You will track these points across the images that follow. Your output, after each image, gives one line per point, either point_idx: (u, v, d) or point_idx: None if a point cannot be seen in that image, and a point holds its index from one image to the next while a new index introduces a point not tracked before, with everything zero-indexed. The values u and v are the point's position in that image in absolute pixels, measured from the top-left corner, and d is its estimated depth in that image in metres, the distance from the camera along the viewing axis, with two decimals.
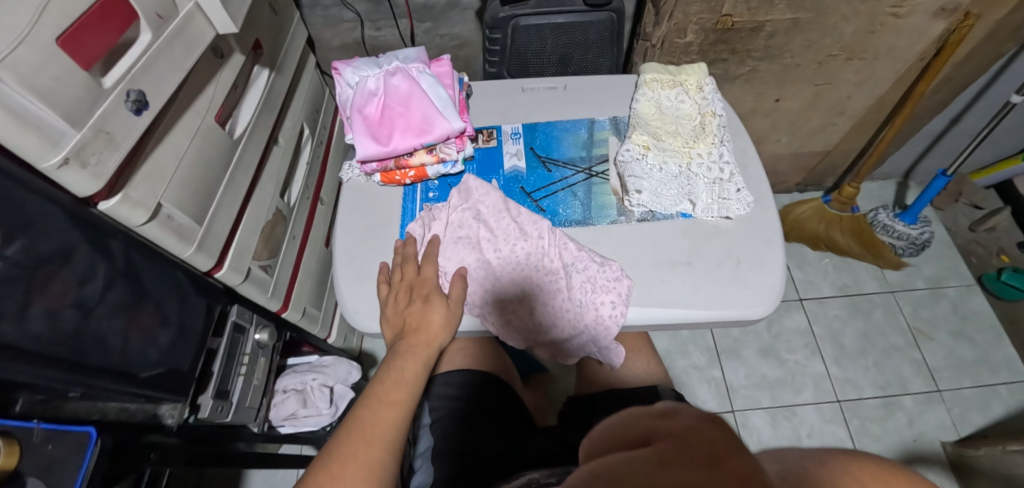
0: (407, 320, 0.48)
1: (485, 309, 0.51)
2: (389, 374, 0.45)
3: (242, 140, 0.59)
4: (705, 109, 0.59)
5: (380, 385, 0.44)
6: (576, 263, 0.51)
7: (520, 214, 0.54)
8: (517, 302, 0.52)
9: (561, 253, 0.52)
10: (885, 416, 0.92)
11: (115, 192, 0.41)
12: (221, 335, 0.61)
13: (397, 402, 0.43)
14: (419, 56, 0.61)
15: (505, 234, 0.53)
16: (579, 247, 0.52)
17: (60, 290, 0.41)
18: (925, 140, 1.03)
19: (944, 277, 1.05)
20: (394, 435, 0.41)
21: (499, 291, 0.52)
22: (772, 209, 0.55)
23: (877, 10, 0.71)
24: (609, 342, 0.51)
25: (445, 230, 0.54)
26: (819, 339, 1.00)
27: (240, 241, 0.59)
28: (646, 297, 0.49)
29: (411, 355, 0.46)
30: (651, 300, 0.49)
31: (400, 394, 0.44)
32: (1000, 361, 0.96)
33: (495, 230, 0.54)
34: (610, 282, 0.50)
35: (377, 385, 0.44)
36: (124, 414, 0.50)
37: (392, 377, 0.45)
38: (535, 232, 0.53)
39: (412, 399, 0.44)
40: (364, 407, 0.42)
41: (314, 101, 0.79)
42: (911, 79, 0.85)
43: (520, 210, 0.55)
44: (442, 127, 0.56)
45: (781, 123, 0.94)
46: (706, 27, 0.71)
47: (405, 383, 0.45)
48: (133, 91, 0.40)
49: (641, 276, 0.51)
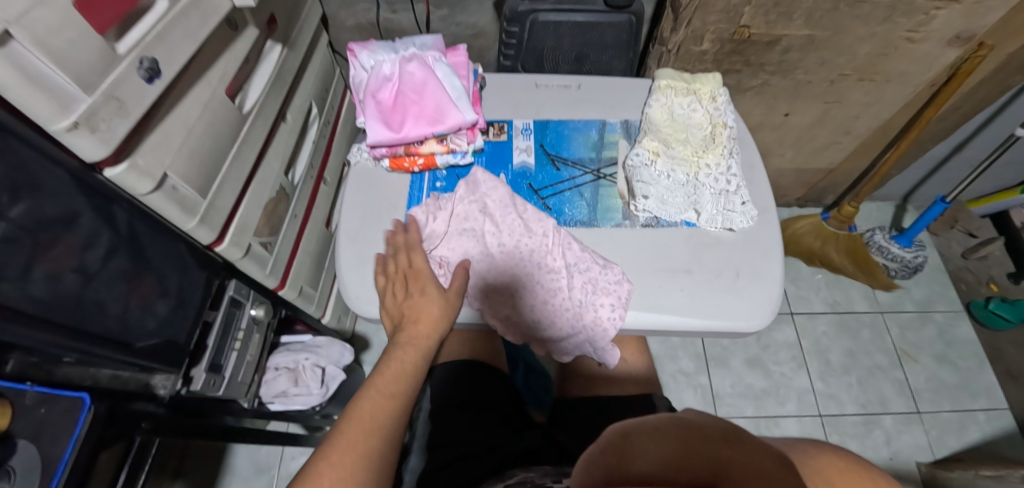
0: (405, 312, 0.49)
1: (484, 304, 0.52)
2: (388, 366, 0.45)
3: (251, 115, 0.58)
4: (716, 119, 0.58)
5: (378, 376, 0.44)
6: (579, 264, 0.52)
7: (526, 210, 0.55)
8: (518, 297, 0.52)
9: (564, 252, 0.52)
10: (864, 433, 0.94)
11: (122, 159, 0.41)
12: (218, 309, 0.61)
13: (393, 393, 0.43)
14: (436, 44, 0.61)
15: (510, 229, 0.54)
16: (583, 248, 0.52)
17: (63, 255, 0.41)
18: (927, 165, 1.04)
19: (934, 302, 1.06)
20: (392, 425, 0.42)
21: (500, 287, 0.53)
22: (774, 223, 0.55)
23: (892, 34, 0.71)
24: (606, 343, 0.51)
25: (450, 221, 0.55)
26: (806, 353, 1.02)
27: (242, 216, 0.59)
28: (646, 303, 0.50)
29: (409, 347, 0.47)
30: (650, 306, 0.50)
31: (396, 385, 0.44)
32: (980, 387, 0.98)
33: (500, 224, 0.54)
34: (611, 285, 0.50)
35: (376, 376, 0.44)
36: (116, 381, 0.49)
37: (390, 368, 0.45)
38: (540, 230, 0.53)
39: (410, 390, 0.45)
40: (362, 396, 0.42)
41: (324, 80, 0.79)
42: (919, 104, 0.86)
43: (527, 206, 0.55)
44: (454, 117, 0.56)
45: (788, 138, 0.95)
46: (722, 36, 0.71)
47: (404, 375, 0.45)
48: (147, 59, 0.40)
49: (641, 282, 0.51)
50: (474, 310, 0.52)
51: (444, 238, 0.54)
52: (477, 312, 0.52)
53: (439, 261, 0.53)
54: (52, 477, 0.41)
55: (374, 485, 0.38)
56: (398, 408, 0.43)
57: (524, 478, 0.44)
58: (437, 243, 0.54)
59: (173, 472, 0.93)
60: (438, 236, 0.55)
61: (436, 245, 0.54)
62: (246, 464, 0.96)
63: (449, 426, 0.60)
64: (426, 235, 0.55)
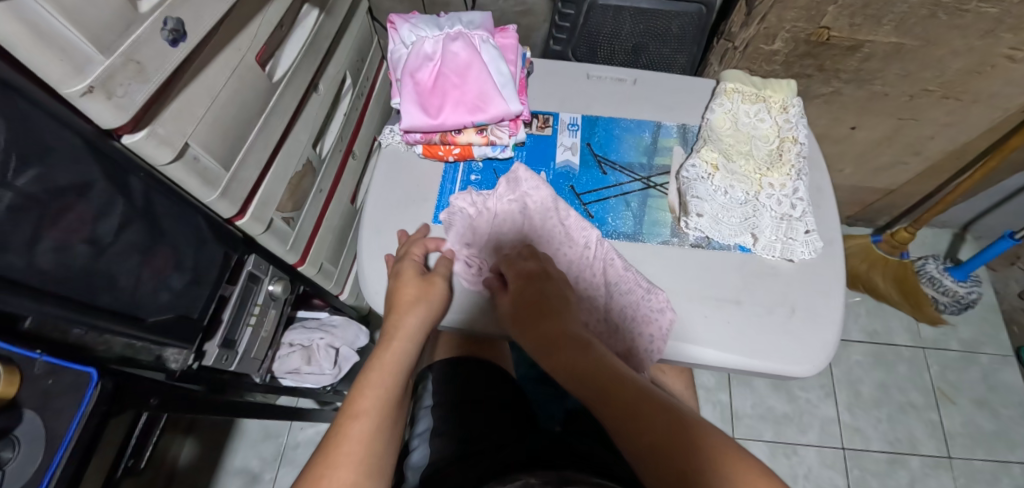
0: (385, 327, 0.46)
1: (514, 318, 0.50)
2: (362, 383, 0.41)
3: (281, 84, 0.55)
4: (785, 133, 0.54)
5: (354, 396, 0.41)
6: (620, 283, 0.48)
7: (569, 216, 0.51)
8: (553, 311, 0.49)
9: (606, 268, 0.49)
10: (887, 472, 0.90)
11: (141, 127, 0.38)
12: (235, 283, 0.59)
13: (363, 412, 0.39)
14: (484, 22, 0.56)
15: (551, 237, 0.51)
16: (627, 265, 0.48)
17: (74, 224, 0.39)
18: (996, 195, 0.96)
19: (980, 343, 1.01)
20: (367, 446, 0.37)
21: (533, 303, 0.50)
22: (839, 257, 0.50)
23: (991, 50, 0.63)
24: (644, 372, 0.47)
25: (491, 222, 0.52)
26: (836, 382, 0.97)
27: (266, 190, 0.56)
28: (689, 333, 0.46)
29: (385, 359, 0.44)
30: (695, 338, 0.46)
31: (368, 403, 0.40)
32: (1020, 439, 0.92)
33: (541, 233, 0.52)
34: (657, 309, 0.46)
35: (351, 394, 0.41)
36: (129, 351, 0.48)
37: (367, 384, 0.41)
38: (582, 241, 0.50)
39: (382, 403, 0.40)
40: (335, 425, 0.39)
41: (360, 49, 0.74)
42: (1004, 130, 0.77)
43: (570, 212, 0.51)
44: (497, 107, 0.51)
45: (849, 152, 0.88)
46: (798, 36, 0.64)
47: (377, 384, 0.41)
48: (171, 19, 0.36)
49: (687, 310, 0.47)
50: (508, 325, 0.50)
51: (484, 239, 0.52)
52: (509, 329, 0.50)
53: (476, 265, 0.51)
54: (53, 455, 0.40)
55: None
56: (381, 423, 0.39)
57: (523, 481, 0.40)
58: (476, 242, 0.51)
59: (187, 428, 0.95)
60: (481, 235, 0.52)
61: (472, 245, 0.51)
62: (256, 428, 0.97)
63: (455, 423, 0.56)
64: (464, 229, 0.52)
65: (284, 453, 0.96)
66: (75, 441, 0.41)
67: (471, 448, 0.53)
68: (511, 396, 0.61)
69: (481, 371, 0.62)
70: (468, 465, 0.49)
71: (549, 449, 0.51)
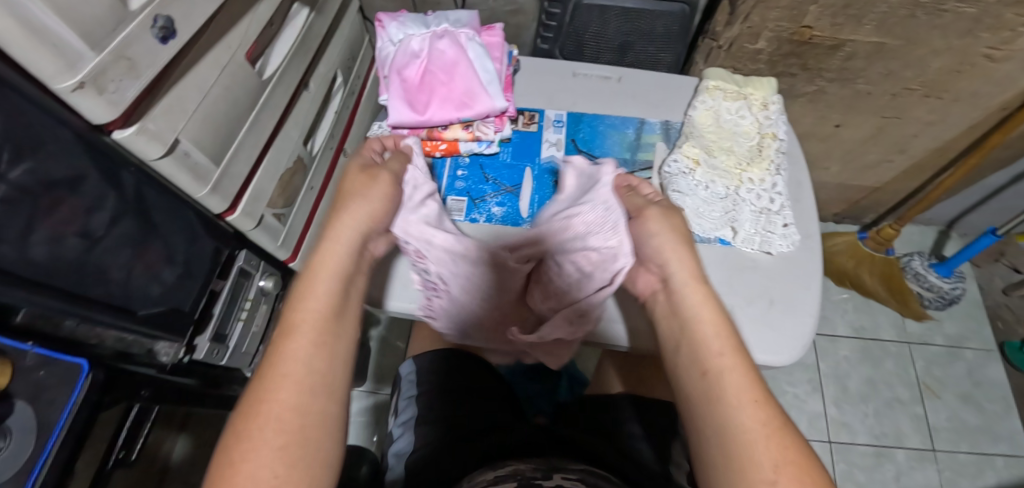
0: (327, 214, 0.43)
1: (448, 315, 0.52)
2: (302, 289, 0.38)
3: (271, 82, 0.56)
4: (766, 129, 0.56)
5: (290, 311, 0.37)
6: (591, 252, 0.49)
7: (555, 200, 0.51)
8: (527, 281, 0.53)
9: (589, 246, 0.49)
10: (873, 465, 0.93)
11: (132, 122, 0.39)
12: (226, 278, 0.60)
13: (309, 325, 0.36)
14: (471, 21, 0.57)
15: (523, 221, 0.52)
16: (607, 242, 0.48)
17: (67, 216, 0.40)
18: (980, 193, 0.98)
19: (965, 338, 1.03)
20: (310, 360, 0.34)
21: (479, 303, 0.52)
22: (817, 251, 0.52)
23: (970, 50, 0.64)
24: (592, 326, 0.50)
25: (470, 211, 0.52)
26: (823, 377, 1.00)
27: (257, 185, 0.57)
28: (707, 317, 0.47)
29: (327, 264, 0.40)
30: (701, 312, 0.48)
31: (309, 315, 0.36)
32: (1002, 432, 0.96)
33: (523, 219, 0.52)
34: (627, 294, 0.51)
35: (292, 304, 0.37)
36: (122, 345, 0.48)
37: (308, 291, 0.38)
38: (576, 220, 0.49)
39: (329, 310, 0.37)
40: (271, 342, 0.35)
41: (351, 48, 0.75)
42: (985, 128, 0.79)
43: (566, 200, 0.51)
44: (483, 103, 0.53)
45: (835, 150, 0.89)
46: (781, 35, 0.65)
47: (318, 296, 0.37)
48: (162, 17, 0.37)
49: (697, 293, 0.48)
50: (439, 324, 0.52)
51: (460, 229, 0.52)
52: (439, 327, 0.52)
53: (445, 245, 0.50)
54: (45, 443, 0.41)
55: (307, 452, 0.32)
56: (321, 336, 0.36)
57: (514, 471, 0.43)
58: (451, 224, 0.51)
59: (180, 426, 0.95)
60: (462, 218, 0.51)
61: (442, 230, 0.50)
62: None
63: (443, 409, 0.57)
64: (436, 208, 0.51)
65: None
66: (66, 429, 0.42)
67: (460, 434, 0.54)
68: (497, 387, 0.62)
69: (472, 363, 0.63)
70: (458, 453, 0.51)
71: (536, 435, 0.52)
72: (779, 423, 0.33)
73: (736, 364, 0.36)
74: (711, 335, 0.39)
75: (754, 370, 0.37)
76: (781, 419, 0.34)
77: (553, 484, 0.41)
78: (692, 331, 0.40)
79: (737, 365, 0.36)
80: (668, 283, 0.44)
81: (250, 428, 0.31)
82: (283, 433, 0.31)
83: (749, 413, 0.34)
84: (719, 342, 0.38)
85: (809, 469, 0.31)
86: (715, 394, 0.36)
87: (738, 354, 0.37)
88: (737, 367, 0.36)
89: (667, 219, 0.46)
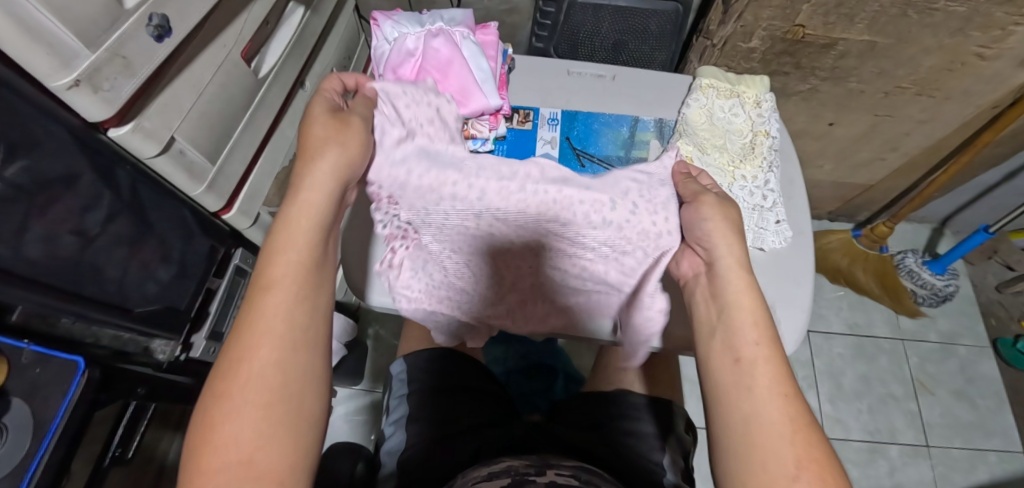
0: (298, 161, 0.41)
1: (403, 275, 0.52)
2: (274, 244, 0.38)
3: (266, 80, 0.56)
4: (758, 127, 0.57)
5: (267, 266, 0.38)
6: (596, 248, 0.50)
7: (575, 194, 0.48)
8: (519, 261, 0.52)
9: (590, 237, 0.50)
10: (868, 461, 0.95)
11: (127, 120, 0.39)
12: (222, 276, 0.60)
13: (284, 283, 0.37)
14: (465, 20, 0.57)
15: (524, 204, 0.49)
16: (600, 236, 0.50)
17: (62, 214, 0.40)
18: (973, 190, 0.98)
19: (958, 335, 1.05)
20: (288, 316, 0.36)
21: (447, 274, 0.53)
22: (809, 248, 0.53)
23: (961, 49, 0.65)
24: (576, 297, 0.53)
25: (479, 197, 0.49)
26: (817, 374, 1.02)
27: (253, 183, 0.57)
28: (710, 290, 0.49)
29: (295, 217, 0.39)
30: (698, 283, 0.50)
31: (285, 270, 0.38)
32: (995, 428, 0.98)
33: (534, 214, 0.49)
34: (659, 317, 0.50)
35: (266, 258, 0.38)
36: (117, 342, 0.49)
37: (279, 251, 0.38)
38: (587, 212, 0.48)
39: (304, 267, 0.38)
40: (249, 295, 0.36)
41: (347, 46, 0.75)
42: (976, 126, 0.80)
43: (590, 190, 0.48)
44: (477, 101, 0.53)
45: (829, 149, 0.90)
46: (774, 34, 0.65)
47: (292, 251, 0.38)
48: (157, 16, 0.38)
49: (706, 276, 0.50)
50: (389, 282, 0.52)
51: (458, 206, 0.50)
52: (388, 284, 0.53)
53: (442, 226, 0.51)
54: (42, 440, 0.41)
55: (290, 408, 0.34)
56: (298, 291, 0.37)
57: (508, 467, 0.44)
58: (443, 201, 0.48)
59: (177, 425, 0.96)
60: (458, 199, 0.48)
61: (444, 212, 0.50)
62: None
63: (436, 409, 0.57)
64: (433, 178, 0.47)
65: None
66: (63, 425, 0.42)
67: (454, 430, 0.55)
68: (490, 384, 0.62)
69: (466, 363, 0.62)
70: (452, 452, 0.53)
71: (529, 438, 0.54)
72: (804, 420, 0.34)
73: (770, 357, 0.37)
74: (751, 323, 0.38)
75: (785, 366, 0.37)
76: (807, 415, 0.34)
77: (547, 480, 0.42)
78: (730, 317, 0.39)
79: (772, 358, 0.36)
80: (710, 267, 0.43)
81: (229, 387, 0.33)
82: (265, 392, 0.34)
83: (779, 409, 0.34)
84: (756, 332, 0.38)
85: (828, 465, 0.32)
86: (750, 384, 0.36)
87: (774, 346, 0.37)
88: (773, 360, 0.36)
89: (724, 211, 0.44)
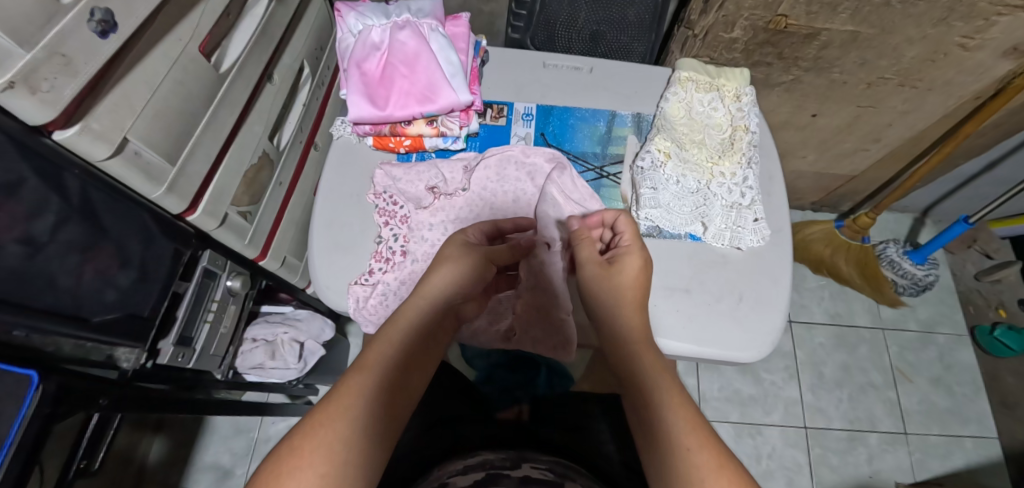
0: (432, 298, 0.47)
1: (376, 297, 0.51)
2: (346, 376, 0.39)
3: (229, 76, 0.53)
4: (738, 121, 0.56)
5: (338, 388, 0.38)
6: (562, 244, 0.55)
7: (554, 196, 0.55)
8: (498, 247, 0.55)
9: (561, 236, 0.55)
10: (847, 449, 0.97)
11: (73, 122, 0.37)
12: (190, 280, 0.57)
13: (346, 409, 0.36)
14: (434, 10, 0.55)
15: (502, 201, 0.56)
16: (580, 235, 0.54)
17: (6, 223, 0.38)
18: (953, 181, 0.99)
19: (937, 323, 1.07)
20: (346, 431, 0.35)
21: None
22: (786, 245, 0.54)
23: (945, 38, 0.64)
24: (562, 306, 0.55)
25: (468, 202, 0.55)
26: (800, 365, 1.03)
27: (219, 183, 0.54)
28: (662, 283, 0.51)
29: (371, 356, 0.41)
30: (659, 281, 0.51)
31: (354, 394, 0.38)
32: (972, 415, 1.00)
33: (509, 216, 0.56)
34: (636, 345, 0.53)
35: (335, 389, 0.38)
36: (79, 350, 0.47)
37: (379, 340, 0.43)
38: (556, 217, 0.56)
39: (367, 402, 0.38)
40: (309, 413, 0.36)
41: (318, 37, 0.73)
42: (959, 116, 0.79)
43: (555, 185, 0.55)
44: (447, 97, 0.51)
45: (812, 140, 0.89)
46: (756, 24, 0.63)
47: (366, 380, 0.39)
48: (99, 10, 0.35)
49: (666, 266, 0.52)
50: (357, 302, 0.50)
51: (446, 210, 0.55)
52: (356, 305, 0.50)
53: (424, 225, 0.54)
54: None
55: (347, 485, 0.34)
56: (361, 417, 0.37)
57: (483, 460, 0.46)
58: (448, 209, 0.55)
59: (155, 427, 0.95)
60: (444, 218, 0.55)
61: (435, 218, 0.55)
62: (227, 425, 0.98)
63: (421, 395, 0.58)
64: (433, 203, 0.55)
65: (255, 448, 0.97)
66: (15, 444, 0.39)
67: (430, 420, 0.55)
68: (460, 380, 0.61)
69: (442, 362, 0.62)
70: (428, 438, 0.53)
71: (503, 429, 0.54)
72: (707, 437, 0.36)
73: (672, 391, 0.40)
74: (646, 373, 0.41)
75: (694, 410, 0.38)
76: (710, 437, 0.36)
77: (521, 475, 0.44)
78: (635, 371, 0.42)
79: (676, 407, 0.38)
80: (610, 337, 0.46)
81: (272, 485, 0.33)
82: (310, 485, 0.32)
83: (700, 455, 0.35)
84: (660, 383, 0.40)
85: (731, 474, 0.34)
86: (660, 441, 0.37)
87: (673, 392, 0.39)
88: (676, 411, 0.38)
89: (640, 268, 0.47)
